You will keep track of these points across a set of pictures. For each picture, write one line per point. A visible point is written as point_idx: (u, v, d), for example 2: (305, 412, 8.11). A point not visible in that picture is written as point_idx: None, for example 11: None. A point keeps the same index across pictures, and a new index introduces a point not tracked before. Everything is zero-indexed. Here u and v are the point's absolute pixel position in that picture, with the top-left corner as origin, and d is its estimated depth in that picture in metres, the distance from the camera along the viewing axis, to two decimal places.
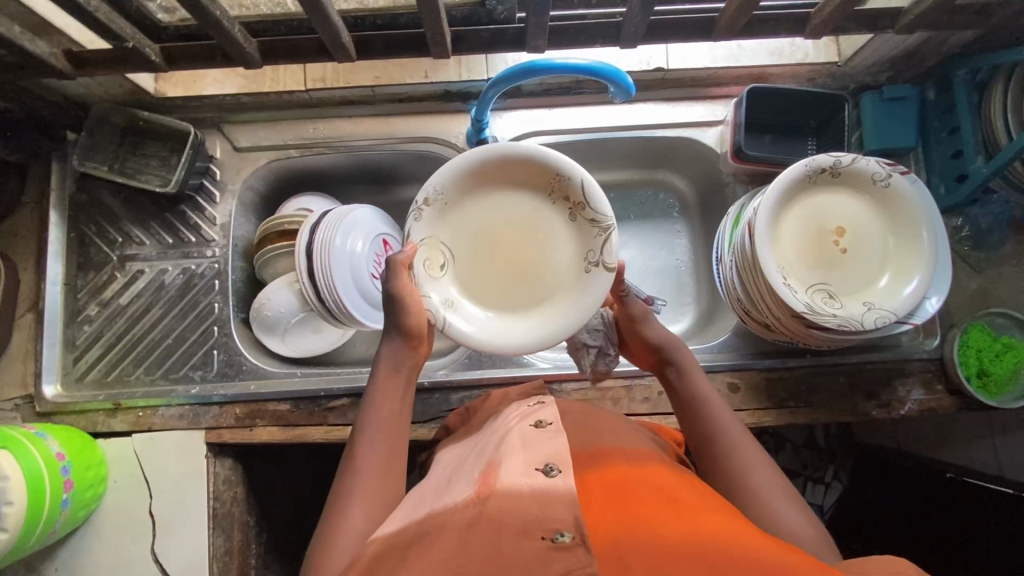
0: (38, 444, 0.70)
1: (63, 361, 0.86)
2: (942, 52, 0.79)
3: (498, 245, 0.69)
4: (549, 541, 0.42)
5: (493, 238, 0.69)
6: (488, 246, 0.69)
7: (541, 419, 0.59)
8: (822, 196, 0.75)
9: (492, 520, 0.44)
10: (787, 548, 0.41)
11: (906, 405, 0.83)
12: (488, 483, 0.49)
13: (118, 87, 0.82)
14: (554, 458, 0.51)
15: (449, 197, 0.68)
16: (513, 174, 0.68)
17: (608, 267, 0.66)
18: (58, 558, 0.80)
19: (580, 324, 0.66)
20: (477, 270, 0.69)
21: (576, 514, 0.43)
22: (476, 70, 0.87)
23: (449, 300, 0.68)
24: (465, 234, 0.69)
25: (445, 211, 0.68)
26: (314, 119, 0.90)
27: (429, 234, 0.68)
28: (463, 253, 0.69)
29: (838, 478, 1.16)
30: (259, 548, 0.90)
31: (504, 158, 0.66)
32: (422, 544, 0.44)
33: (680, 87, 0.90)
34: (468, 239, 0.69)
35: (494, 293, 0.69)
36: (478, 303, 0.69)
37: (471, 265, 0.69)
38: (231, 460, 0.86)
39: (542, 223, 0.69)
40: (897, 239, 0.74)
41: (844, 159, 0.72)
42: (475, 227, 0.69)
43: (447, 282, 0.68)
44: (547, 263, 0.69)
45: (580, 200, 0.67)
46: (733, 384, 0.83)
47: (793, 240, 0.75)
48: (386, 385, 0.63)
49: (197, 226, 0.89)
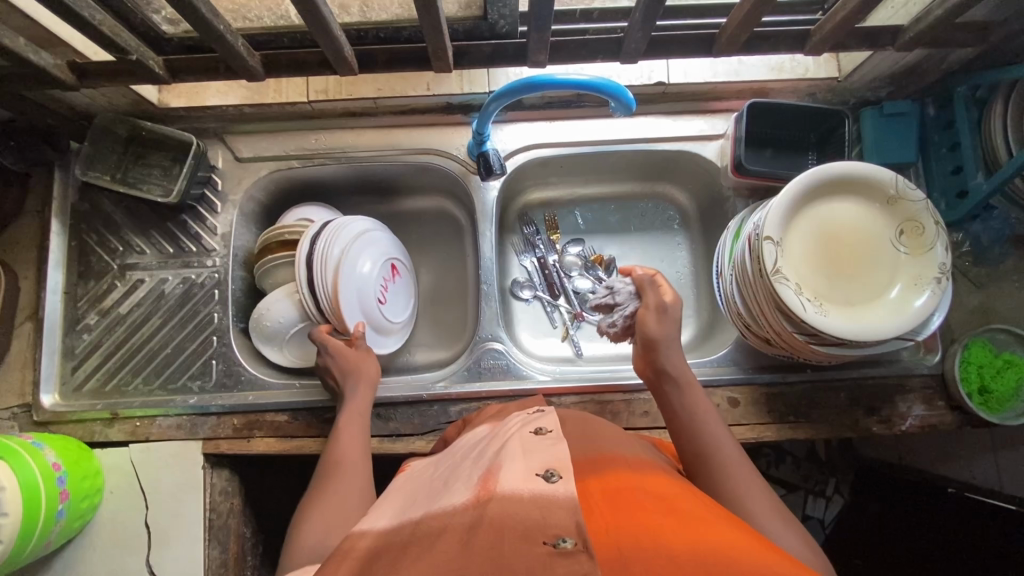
0: (35, 455, 0.70)
1: (61, 370, 0.86)
2: (942, 69, 0.79)
3: (850, 262, 0.74)
4: (551, 546, 0.40)
5: (857, 261, 0.74)
6: (852, 256, 0.74)
7: (541, 428, 0.59)
8: (838, 205, 0.75)
9: (494, 523, 0.44)
10: (793, 562, 0.40)
11: (907, 421, 0.82)
12: (488, 488, 0.49)
13: (122, 98, 0.83)
14: (555, 464, 0.50)
15: (928, 264, 0.71)
16: (869, 313, 0.71)
17: (771, 270, 0.69)
18: (53, 568, 0.80)
19: (783, 204, 0.71)
20: (856, 235, 0.75)
21: (580, 520, 0.42)
22: (478, 82, 0.87)
23: (903, 220, 0.73)
24: (892, 263, 0.73)
25: (926, 266, 0.71)
26: (316, 130, 0.91)
27: (931, 240, 0.72)
28: (872, 244, 0.74)
29: (840, 491, 1.17)
30: (256, 559, 0.90)
31: (887, 324, 0.69)
32: (419, 547, 0.43)
33: (680, 101, 0.90)
34: (879, 257, 0.74)
35: (838, 222, 0.75)
36: (852, 207, 0.75)
37: (857, 233, 0.75)
38: (228, 470, 0.85)
39: (830, 285, 0.73)
40: (909, 255, 0.72)
41: (860, 166, 0.73)
42: (892, 252, 0.73)
43: (919, 239, 0.72)
44: (815, 263, 0.73)
45: (820, 315, 0.70)
46: (733, 398, 0.83)
47: (830, 230, 0.74)
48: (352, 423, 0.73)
49: (198, 235, 0.90)
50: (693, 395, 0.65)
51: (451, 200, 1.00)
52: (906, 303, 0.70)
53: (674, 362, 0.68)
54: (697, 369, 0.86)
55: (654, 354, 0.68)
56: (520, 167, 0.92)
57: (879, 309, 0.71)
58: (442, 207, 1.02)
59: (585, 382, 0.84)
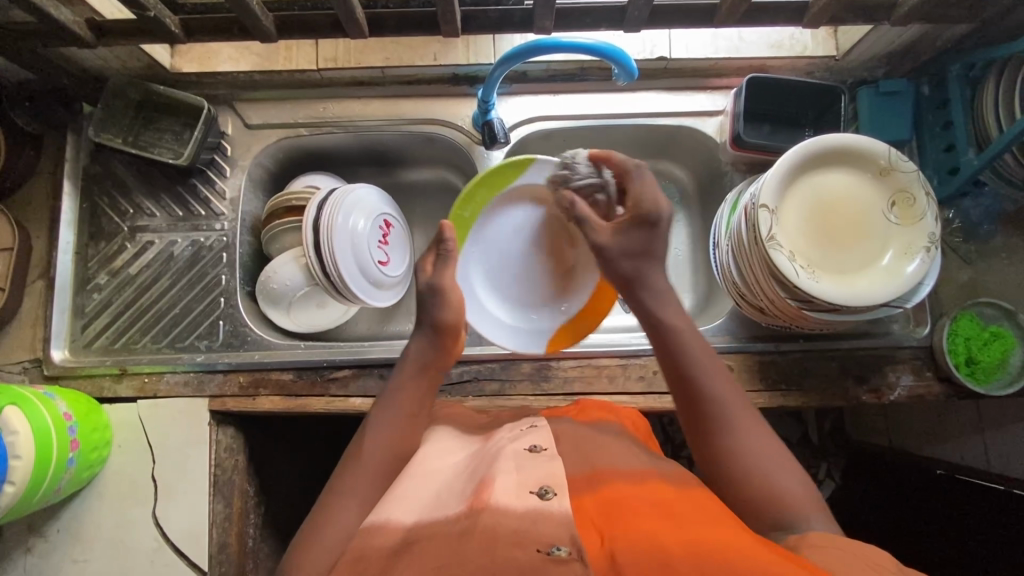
0: (47, 404, 0.72)
1: (71, 328, 0.88)
2: (936, 46, 0.81)
3: (842, 231, 0.76)
4: (545, 553, 0.43)
5: (848, 229, 0.76)
6: (843, 224, 0.77)
7: (535, 444, 0.57)
8: (829, 175, 0.76)
9: (486, 531, 0.45)
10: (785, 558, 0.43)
11: (896, 390, 0.85)
12: (481, 498, 0.49)
13: (135, 60, 0.84)
14: (550, 480, 0.51)
15: (921, 228, 0.74)
16: (861, 279, 0.74)
17: (766, 239, 0.71)
18: (60, 519, 0.82)
19: (774, 179, 0.73)
20: (848, 203, 0.77)
21: (572, 531, 0.45)
22: (484, 52, 0.89)
23: (898, 189, 0.75)
24: (880, 226, 0.75)
25: (913, 229, 0.74)
26: (324, 98, 0.92)
27: (924, 213, 0.74)
28: (865, 210, 0.76)
29: (831, 475, 1.21)
30: (258, 518, 0.92)
31: (881, 288, 0.72)
32: (412, 549, 0.46)
33: (681, 78, 0.92)
34: (867, 222, 0.76)
35: (830, 192, 0.76)
36: (843, 176, 0.77)
37: (849, 201, 0.77)
38: (233, 428, 0.87)
39: (825, 252, 0.76)
40: (901, 223, 0.75)
41: (852, 138, 0.75)
42: (884, 219, 0.75)
43: (911, 209, 0.74)
44: (808, 234, 0.76)
45: (815, 282, 0.72)
46: (727, 365, 0.86)
47: (819, 201, 0.76)
48: (409, 389, 0.67)
49: (207, 199, 0.91)
50: (697, 347, 0.62)
51: (452, 171, 1.02)
52: (898, 270, 0.73)
53: (675, 312, 0.64)
54: None
55: (647, 299, 0.65)
56: (523, 139, 0.93)
57: (872, 277, 0.73)
58: (445, 179, 1.04)
59: (583, 348, 0.86)
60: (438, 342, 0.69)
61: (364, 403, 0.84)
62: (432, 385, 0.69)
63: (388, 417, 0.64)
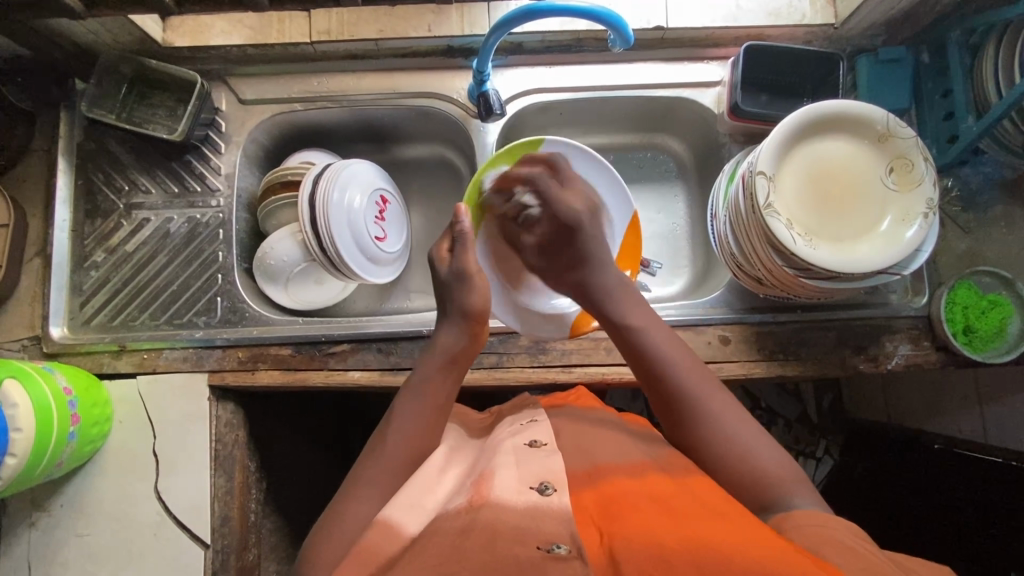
0: (47, 379, 0.72)
1: (69, 306, 0.88)
2: (935, 13, 0.80)
3: (837, 199, 0.76)
4: (545, 551, 0.43)
5: (842, 197, 0.76)
6: (837, 192, 0.76)
7: (535, 439, 0.58)
8: (822, 144, 0.76)
9: (486, 528, 0.46)
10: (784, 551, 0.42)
11: (893, 360, 0.85)
12: (481, 494, 0.51)
13: (126, 35, 0.83)
14: (549, 476, 0.52)
15: (918, 193, 0.73)
16: (857, 246, 0.74)
17: (764, 208, 0.71)
18: (63, 495, 0.82)
19: (770, 148, 0.73)
20: (840, 171, 0.76)
21: (572, 529, 0.46)
22: (478, 24, 0.88)
23: (896, 156, 0.74)
24: (873, 193, 0.75)
25: (908, 194, 0.74)
26: (319, 73, 0.92)
27: (921, 178, 0.73)
28: (859, 178, 0.76)
29: (829, 453, 1.22)
30: (259, 493, 0.92)
31: (879, 255, 0.72)
32: (412, 548, 0.47)
33: (679, 48, 0.91)
34: (858, 189, 0.76)
35: (824, 160, 0.76)
36: (836, 143, 0.76)
37: (842, 168, 0.76)
38: (233, 403, 0.88)
39: (819, 219, 0.75)
40: (898, 191, 0.74)
41: (849, 103, 0.74)
42: (880, 186, 0.75)
43: (905, 177, 0.74)
44: (805, 202, 0.75)
45: (813, 250, 0.71)
46: (724, 336, 0.86)
47: (812, 172, 0.76)
48: (433, 377, 0.66)
49: (202, 175, 0.91)
50: (660, 341, 0.64)
51: (448, 147, 1.02)
52: (897, 236, 0.72)
53: (626, 309, 0.67)
54: (689, 309, 0.88)
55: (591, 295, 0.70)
56: (521, 111, 0.92)
57: (868, 244, 0.73)
58: (442, 155, 1.04)
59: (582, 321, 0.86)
60: (464, 329, 0.69)
61: (363, 376, 0.84)
62: (459, 376, 0.68)
63: (411, 409, 0.63)
